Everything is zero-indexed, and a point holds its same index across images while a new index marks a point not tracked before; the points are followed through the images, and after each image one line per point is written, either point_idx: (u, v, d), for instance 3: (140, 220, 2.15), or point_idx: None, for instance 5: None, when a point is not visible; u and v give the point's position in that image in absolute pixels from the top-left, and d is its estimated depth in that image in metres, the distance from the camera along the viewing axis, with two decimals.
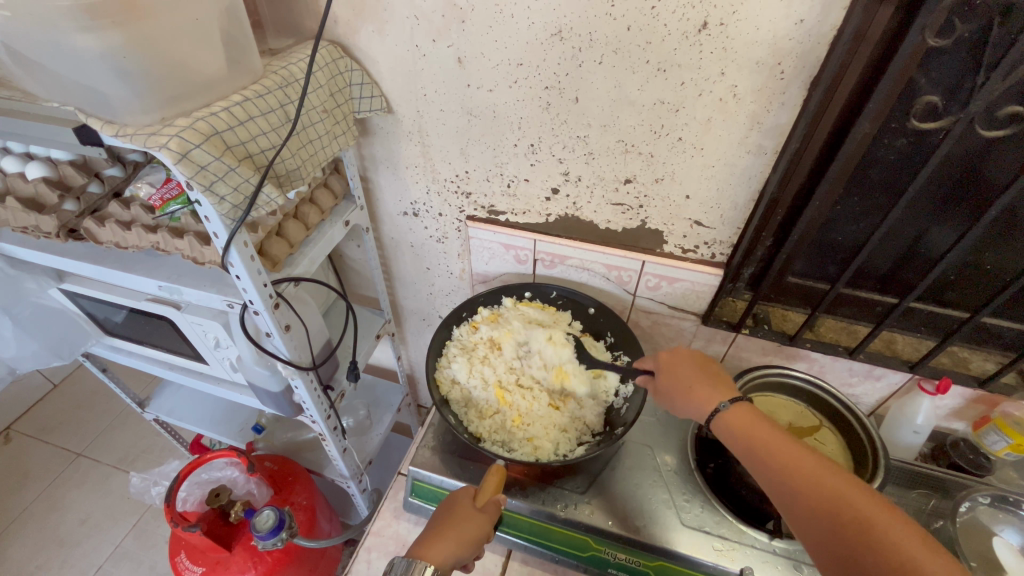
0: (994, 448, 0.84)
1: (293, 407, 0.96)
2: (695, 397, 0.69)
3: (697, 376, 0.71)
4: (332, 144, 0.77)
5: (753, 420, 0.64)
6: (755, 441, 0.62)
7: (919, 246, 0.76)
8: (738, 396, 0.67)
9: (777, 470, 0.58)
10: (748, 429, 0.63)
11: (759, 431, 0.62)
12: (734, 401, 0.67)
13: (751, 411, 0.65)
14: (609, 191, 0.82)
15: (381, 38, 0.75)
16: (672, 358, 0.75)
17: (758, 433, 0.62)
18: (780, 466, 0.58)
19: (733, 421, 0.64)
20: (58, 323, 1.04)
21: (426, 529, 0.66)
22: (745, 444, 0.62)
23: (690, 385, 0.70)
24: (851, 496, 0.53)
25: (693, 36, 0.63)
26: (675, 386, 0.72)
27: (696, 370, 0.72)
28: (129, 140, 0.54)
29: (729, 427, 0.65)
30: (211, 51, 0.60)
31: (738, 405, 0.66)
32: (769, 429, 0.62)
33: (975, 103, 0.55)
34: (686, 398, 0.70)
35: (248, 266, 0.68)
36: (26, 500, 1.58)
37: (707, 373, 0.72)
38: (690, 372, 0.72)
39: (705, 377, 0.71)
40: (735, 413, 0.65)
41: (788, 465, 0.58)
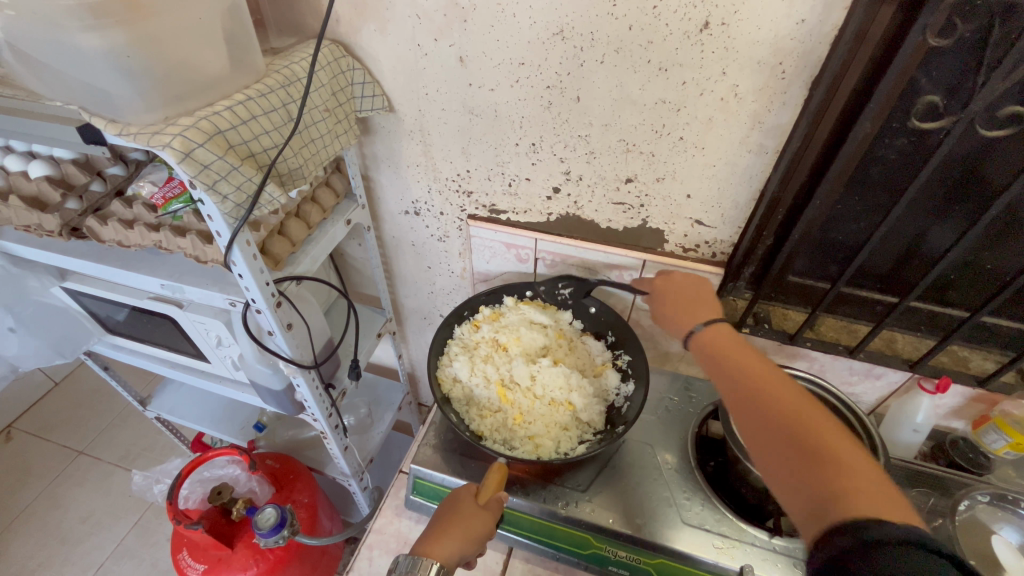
0: (993, 446, 0.85)
1: (294, 405, 0.96)
2: (684, 317, 0.72)
3: (689, 297, 0.75)
4: (334, 143, 0.77)
5: (730, 341, 0.66)
6: (727, 357, 0.64)
7: (920, 245, 0.76)
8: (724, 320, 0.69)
9: (740, 382, 0.60)
10: (725, 346, 0.65)
11: (733, 350, 0.64)
12: (719, 322, 0.69)
13: (733, 335, 0.67)
14: (610, 190, 0.83)
15: (383, 37, 0.75)
16: (668, 282, 0.79)
17: (733, 351, 0.64)
18: (745, 379, 0.60)
19: (712, 339, 0.67)
20: (61, 321, 1.04)
21: (430, 526, 0.66)
22: (718, 359, 0.64)
23: (681, 305, 0.74)
24: (806, 409, 0.54)
25: (694, 36, 0.63)
26: (667, 306, 0.76)
27: (688, 292, 0.76)
28: (133, 140, 0.55)
29: (706, 345, 0.67)
30: (213, 49, 0.61)
31: (720, 326, 0.68)
32: (745, 350, 0.64)
33: (975, 103, 0.56)
34: (675, 315, 0.74)
35: (251, 264, 0.69)
36: (27, 498, 1.58)
37: (701, 297, 0.74)
38: (682, 294, 0.76)
39: (697, 298, 0.74)
40: (716, 334, 0.67)
41: (752, 378, 0.59)
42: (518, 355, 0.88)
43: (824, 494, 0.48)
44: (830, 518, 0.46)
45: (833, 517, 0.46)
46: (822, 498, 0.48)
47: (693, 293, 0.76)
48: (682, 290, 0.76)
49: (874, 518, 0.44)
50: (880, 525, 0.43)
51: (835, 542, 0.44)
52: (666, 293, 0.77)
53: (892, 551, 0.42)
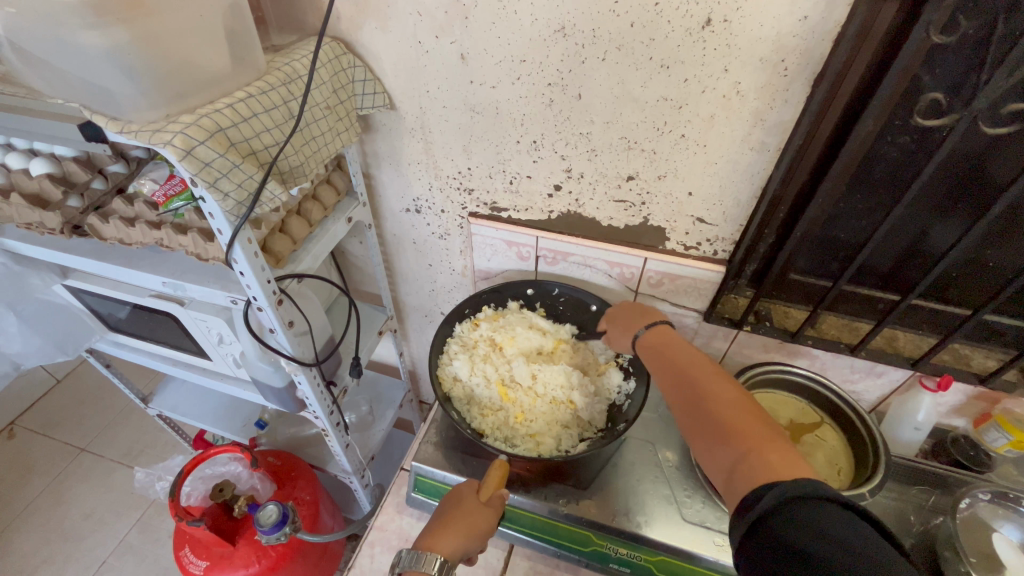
0: (993, 444, 0.85)
1: (296, 403, 0.96)
2: (626, 324, 0.75)
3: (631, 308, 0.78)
4: (335, 141, 0.77)
5: (664, 335, 0.69)
6: (658, 352, 0.67)
7: (921, 243, 0.76)
8: (662, 318, 0.72)
9: (668, 375, 0.63)
10: (658, 341, 0.68)
11: (665, 345, 0.67)
12: (657, 319, 0.72)
13: (669, 329, 0.70)
14: (612, 187, 0.82)
15: (384, 34, 0.75)
16: (618, 308, 0.79)
17: (664, 346, 0.67)
18: (672, 371, 0.63)
19: (648, 336, 0.70)
20: (63, 318, 1.05)
21: (431, 522, 0.66)
22: (652, 355, 0.68)
23: (625, 313, 0.77)
24: (720, 394, 0.57)
25: (697, 33, 0.63)
26: (613, 318, 0.79)
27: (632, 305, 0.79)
28: (134, 138, 0.54)
29: (642, 342, 0.70)
30: (214, 47, 0.60)
31: (657, 323, 0.71)
32: (675, 344, 0.67)
33: (978, 101, 0.56)
34: (618, 324, 0.76)
35: (252, 262, 0.69)
36: (30, 494, 1.59)
37: (646, 310, 0.76)
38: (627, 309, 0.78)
39: (639, 308, 0.77)
40: (652, 330, 0.71)
41: (677, 370, 0.63)
42: (518, 356, 0.89)
43: (732, 470, 0.51)
44: (738, 494, 0.49)
45: (740, 493, 0.49)
46: (731, 473, 0.51)
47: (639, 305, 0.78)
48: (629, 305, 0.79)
49: (769, 488, 0.47)
50: (774, 493, 0.46)
51: (742, 517, 0.48)
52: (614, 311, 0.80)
53: (784, 512, 0.45)
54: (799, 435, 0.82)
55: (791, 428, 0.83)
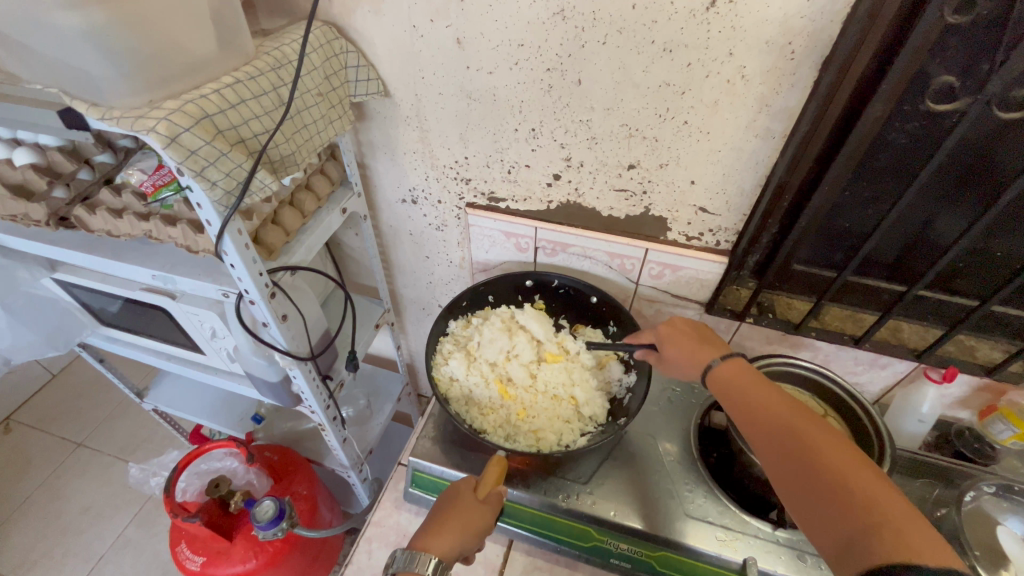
0: (999, 437, 0.83)
1: (292, 398, 0.95)
2: (696, 359, 0.70)
3: (696, 337, 0.73)
4: (328, 129, 0.75)
5: (746, 376, 0.65)
6: (744, 395, 0.63)
7: (929, 232, 0.75)
8: (738, 355, 0.68)
9: (763, 425, 0.59)
10: (741, 383, 0.64)
11: (750, 387, 0.63)
12: (733, 356, 0.68)
13: (748, 368, 0.66)
14: (613, 176, 0.80)
15: (377, 19, 0.73)
16: (671, 328, 0.75)
17: (751, 389, 0.63)
18: (768, 422, 0.59)
19: (727, 375, 0.66)
20: (54, 312, 1.03)
21: (428, 520, 0.65)
22: (735, 398, 0.64)
23: (691, 343, 0.72)
24: (826, 446, 0.54)
25: (701, 15, 0.61)
26: (674, 343, 0.73)
27: (696, 332, 0.74)
28: (116, 124, 0.52)
29: (721, 382, 0.66)
30: (199, 29, 0.58)
31: (736, 361, 0.67)
32: (763, 388, 0.63)
33: (992, 84, 0.54)
34: (685, 357, 0.71)
35: (243, 254, 0.67)
36: (27, 489, 1.58)
37: (708, 338, 0.73)
38: (690, 336, 0.73)
39: (706, 340, 0.72)
40: (731, 369, 0.66)
41: (776, 421, 0.59)
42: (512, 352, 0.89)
43: (859, 540, 0.48)
44: (866, 564, 0.46)
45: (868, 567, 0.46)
46: (858, 540, 0.48)
47: (700, 333, 0.74)
48: (690, 332, 0.74)
49: (909, 565, 0.43)
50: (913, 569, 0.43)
51: None
52: (673, 334, 0.74)
53: None
54: None
55: None
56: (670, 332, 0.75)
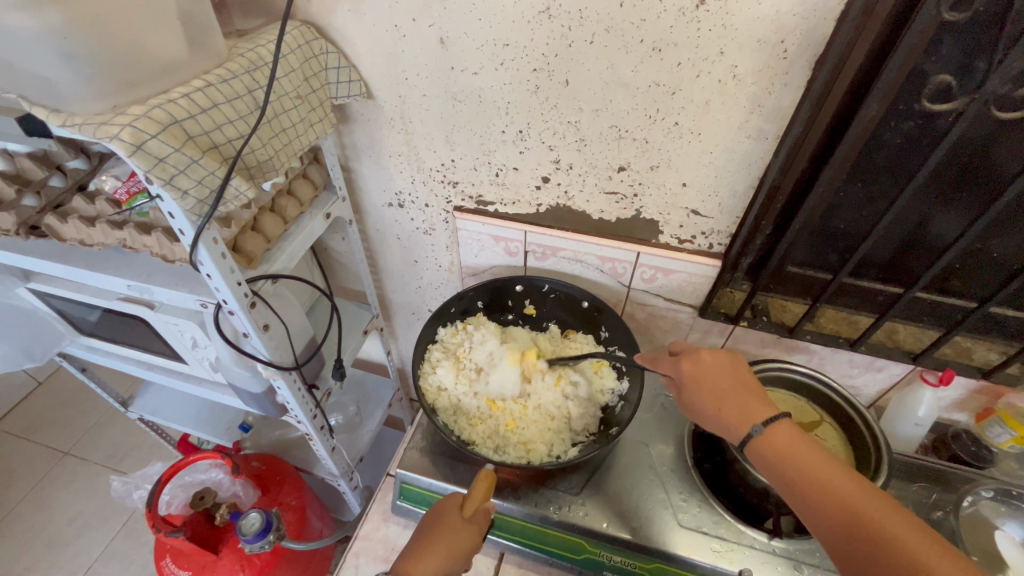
0: (997, 440, 0.83)
1: (277, 408, 0.93)
2: (732, 416, 0.61)
3: (730, 384, 0.64)
4: (307, 133, 0.73)
5: (799, 445, 0.57)
6: (801, 470, 0.55)
7: (925, 233, 0.73)
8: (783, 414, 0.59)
9: (829, 510, 0.53)
10: (795, 456, 0.56)
11: (806, 459, 0.56)
12: (778, 417, 0.59)
13: (796, 433, 0.58)
14: (602, 179, 0.78)
15: (358, 18, 0.70)
16: (698, 367, 0.66)
17: (808, 463, 0.55)
18: (836, 507, 0.52)
19: (775, 444, 0.58)
20: (28, 323, 0.99)
21: (413, 541, 0.63)
22: (788, 473, 0.56)
23: (727, 395, 0.63)
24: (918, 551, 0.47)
25: (690, 12, 0.59)
26: (703, 391, 0.65)
27: (728, 376, 0.65)
28: (78, 131, 0.50)
29: (767, 450, 0.58)
30: (166, 30, 0.56)
31: (783, 425, 0.59)
32: (821, 461, 0.55)
33: (990, 84, 0.52)
34: (716, 413, 0.63)
35: (219, 263, 0.64)
36: (11, 500, 1.55)
37: (745, 383, 0.64)
38: (721, 384, 0.64)
39: (741, 385, 0.63)
40: (779, 435, 0.58)
41: (845, 507, 0.52)
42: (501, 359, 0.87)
43: None
44: None
45: None
46: None
47: (732, 374, 0.65)
48: (723, 375, 0.65)
49: None
50: None
51: None
52: (703, 380, 0.65)
53: None
54: None
55: None
56: (699, 378, 0.65)
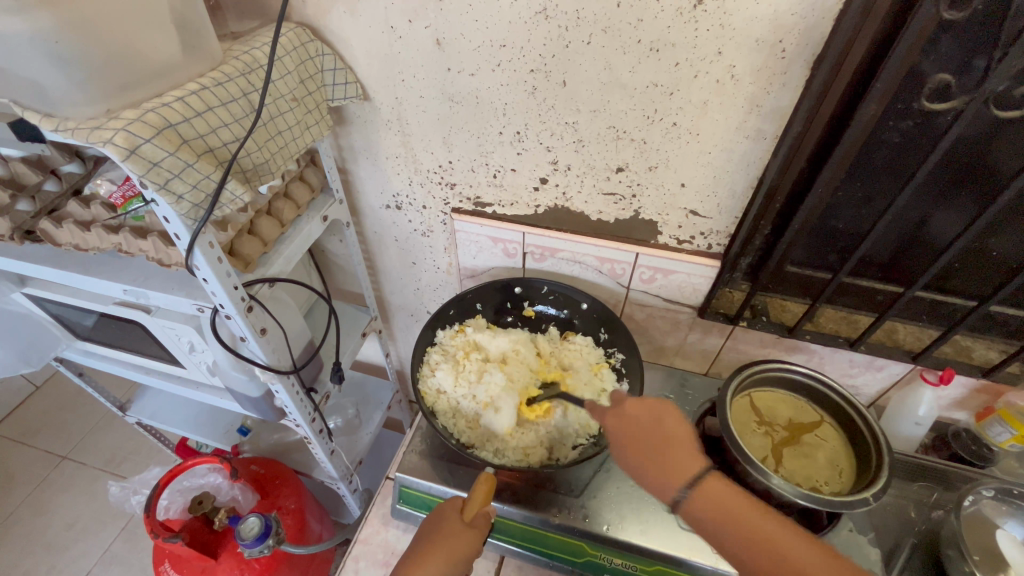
0: (997, 440, 0.83)
1: (275, 412, 0.92)
2: (663, 477, 0.60)
3: (658, 440, 0.62)
4: (304, 135, 0.72)
5: (733, 504, 0.56)
6: (743, 535, 0.54)
7: (925, 232, 0.73)
8: (705, 468, 0.58)
9: (779, 575, 0.52)
10: (735, 522, 0.55)
11: (746, 521, 0.55)
12: (704, 472, 0.58)
13: (724, 487, 0.57)
14: (600, 179, 0.78)
15: (354, 19, 0.70)
16: (620, 420, 0.66)
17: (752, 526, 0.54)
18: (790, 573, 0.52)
19: (705, 507, 0.56)
20: (25, 328, 0.99)
21: (413, 546, 0.63)
22: (728, 534, 0.55)
23: (657, 451, 0.61)
24: None
25: (688, 12, 0.59)
26: (635, 448, 0.63)
27: (658, 432, 0.63)
28: (72, 136, 0.49)
29: (705, 516, 0.56)
30: (160, 33, 0.55)
31: (713, 483, 0.57)
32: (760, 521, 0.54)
33: (989, 83, 0.52)
34: (646, 472, 0.61)
35: (215, 267, 0.64)
36: (10, 505, 1.54)
37: (666, 435, 0.62)
38: (651, 442, 0.62)
39: (669, 440, 0.62)
40: (709, 498, 0.56)
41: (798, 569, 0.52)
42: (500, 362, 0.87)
43: None
44: None
45: None
46: None
47: (661, 429, 0.63)
48: (650, 435, 0.63)
49: None
50: None
51: None
52: (634, 437, 0.64)
53: None
54: (799, 435, 0.78)
55: (791, 428, 0.79)
56: (630, 433, 0.64)
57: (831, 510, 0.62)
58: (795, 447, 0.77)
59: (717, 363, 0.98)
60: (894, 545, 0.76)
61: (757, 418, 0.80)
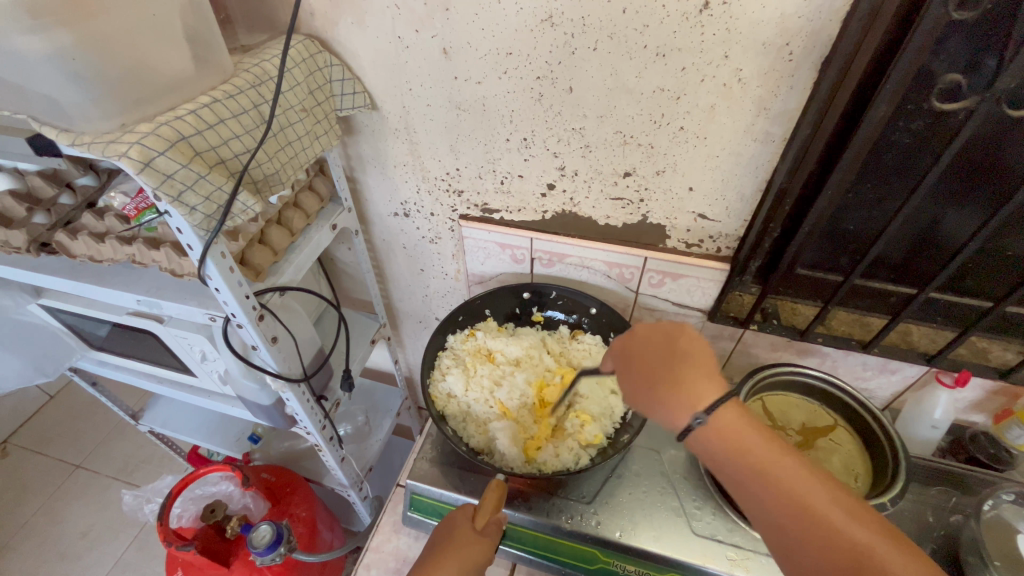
0: (1016, 441, 0.80)
1: (286, 419, 0.92)
2: (675, 396, 0.56)
3: (676, 361, 0.59)
4: (313, 145, 0.73)
5: (738, 425, 0.54)
6: (728, 442, 0.53)
7: (937, 233, 0.72)
8: (728, 394, 0.54)
9: (774, 501, 0.50)
10: (736, 436, 0.53)
11: (738, 431, 0.53)
12: (723, 398, 0.54)
13: (737, 413, 0.54)
14: (608, 185, 0.78)
15: (361, 31, 0.71)
16: (638, 340, 0.63)
17: (752, 448, 0.52)
18: (792, 509, 0.49)
19: (710, 426, 0.54)
20: (41, 338, 1.00)
21: (426, 553, 0.63)
22: (721, 446, 0.53)
23: (667, 380, 0.58)
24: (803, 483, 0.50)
25: (694, 17, 0.59)
26: (645, 376, 0.61)
27: (670, 351, 0.60)
28: (87, 150, 0.50)
29: (704, 436, 0.54)
30: (172, 48, 0.57)
31: (726, 406, 0.54)
32: (773, 454, 0.52)
33: (1001, 82, 0.51)
34: (657, 392, 0.58)
35: (227, 277, 0.64)
36: (25, 513, 1.56)
37: (676, 354, 0.59)
38: (665, 364, 0.59)
39: (685, 357, 0.58)
40: (718, 418, 0.54)
41: (754, 464, 0.52)
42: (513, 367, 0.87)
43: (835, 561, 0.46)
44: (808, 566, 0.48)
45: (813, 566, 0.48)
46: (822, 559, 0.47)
47: (675, 349, 0.60)
48: (666, 356, 0.60)
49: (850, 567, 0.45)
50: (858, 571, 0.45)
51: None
52: (644, 364, 0.61)
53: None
54: (813, 440, 0.77)
55: (804, 433, 0.78)
56: (638, 356, 0.63)
57: None
58: (809, 452, 0.76)
59: (727, 367, 0.97)
60: None
61: (770, 423, 0.79)
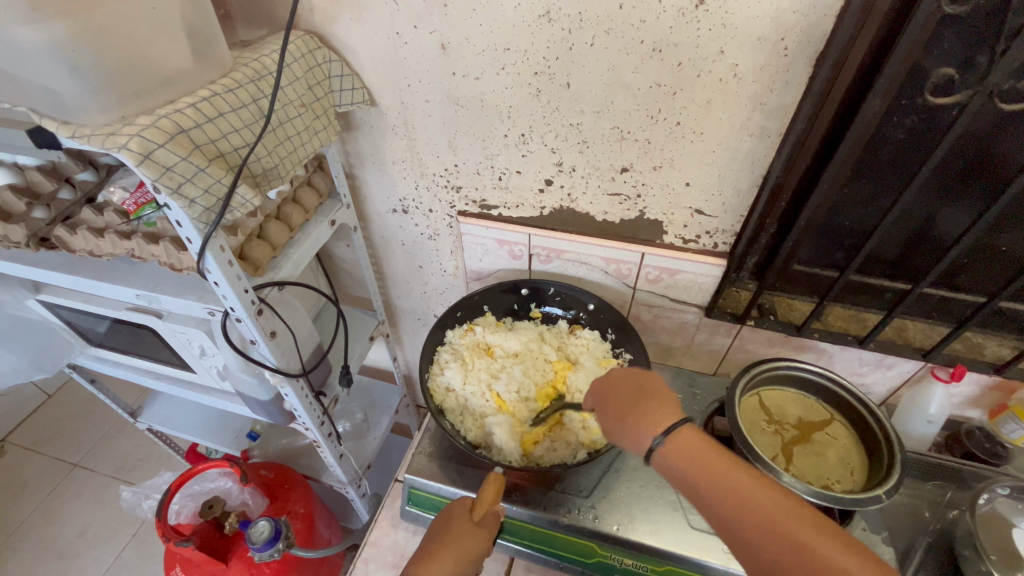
0: (1011, 436, 0.81)
1: (285, 415, 0.93)
2: (639, 424, 0.60)
3: (641, 399, 0.62)
4: (312, 140, 0.73)
5: (698, 446, 0.56)
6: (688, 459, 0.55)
7: (932, 228, 0.72)
8: (681, 419, 0.58)
9: (737, 513, 0.51)
10: (695, 454, 0.55)
11: (698, 452, 0.55)
12: (679, 423, 0.58)
13: (695, 437, 0.57)
14: (606, 180, 0.79)
15: (360, 26, 0.71)
16: (610, 381, 0.67)
17: (716, 464, 0.54)
18: (755, 519, 0.50)
19: (669, 450, 0.56)
20: (40, 334, 1.01)
21: (423, 545, 0.63)
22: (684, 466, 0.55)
23: (630, 412, 0.62)
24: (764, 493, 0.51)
25: (690, 12, 0.59)
26: (614, 411, 0.64)
27: (635, 388, 0.64)
28: (87, 142, 0.51)
29: (666, 458, 0.56)
30: (170, 41, 0.57)
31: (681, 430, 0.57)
32: (737, 470, 0.53)
33: (993, 76, 0.52)
34: (626, 424, 0.61)
35: (226, 271, 0.64)
36: (22, 512, 1.55)
37: (643, 390, 0.63)
38: (631, 401, 0.63)
39: (649, 394, 0.62)
40: (675, 440, 0.56)
41: (715, 476, 0.53)
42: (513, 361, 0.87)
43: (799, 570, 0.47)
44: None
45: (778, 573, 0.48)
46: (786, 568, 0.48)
47: (639, 388, 0.64)
48: (634, 392, 0.64)
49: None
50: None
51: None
52: (612, 398, 0.65)
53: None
54: (809, 434, 0.78)
55: (801, 427, 0.79)
56: (606, 394, 0.66)
57: (842, 507, 0.63)
58: (806, 446, 0.77)
59: (724, 363, 0.98)
60: (909, 544, 0.75)
61: (766, 417, 0.79)
